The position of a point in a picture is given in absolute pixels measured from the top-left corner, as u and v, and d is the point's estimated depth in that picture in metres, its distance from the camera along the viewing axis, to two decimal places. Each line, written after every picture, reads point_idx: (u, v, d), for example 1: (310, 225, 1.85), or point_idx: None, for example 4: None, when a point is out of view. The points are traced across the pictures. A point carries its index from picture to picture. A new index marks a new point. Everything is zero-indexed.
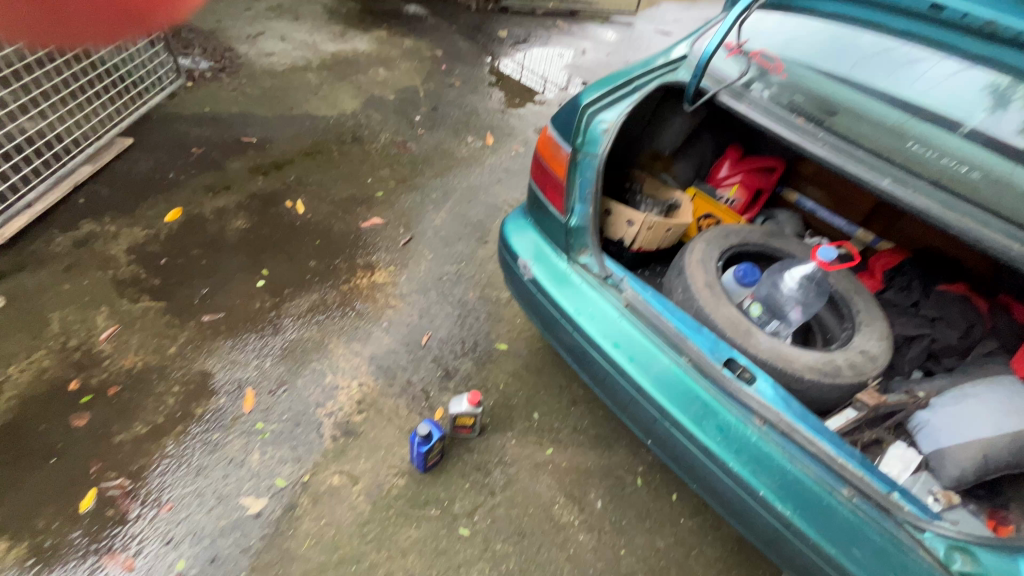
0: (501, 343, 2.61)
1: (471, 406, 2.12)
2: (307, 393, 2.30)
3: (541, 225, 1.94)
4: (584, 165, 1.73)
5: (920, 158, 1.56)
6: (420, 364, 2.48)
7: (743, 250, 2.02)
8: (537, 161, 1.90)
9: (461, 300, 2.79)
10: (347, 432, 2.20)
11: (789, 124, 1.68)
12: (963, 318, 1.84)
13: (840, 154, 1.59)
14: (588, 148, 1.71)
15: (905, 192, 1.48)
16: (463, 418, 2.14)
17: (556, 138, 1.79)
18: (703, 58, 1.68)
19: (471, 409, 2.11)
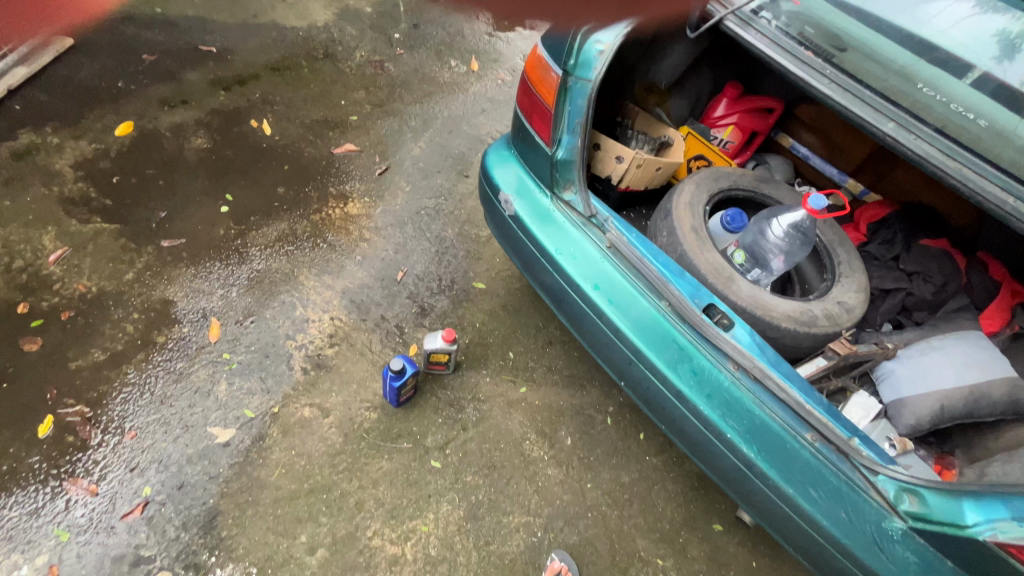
0: (479, 282, 2.55)
1: (446, 343, 2.08)
2: (277, 324, 2.23)
3: (525, 158, 1.82)
4: (574, 92, 1.59)
5: (926, 103, 1.48)
6: (394, 300, 2.41)
7: (731, 195, 1.96)
8: (524, 85, 1.75)
9: (439, 236, 2.68)
10: (318, 365, 2.16)
11: (796, 58, 1.56)
12: (941, 273, 1.85)
13: (846, 94, 1.50)
14: (580, 72, 1.56)
15: (907, 138, 1.42)
16: (438, 355, 2.12)
17: (546, 59, 1.62)
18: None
19: (446, 346, 2.08)
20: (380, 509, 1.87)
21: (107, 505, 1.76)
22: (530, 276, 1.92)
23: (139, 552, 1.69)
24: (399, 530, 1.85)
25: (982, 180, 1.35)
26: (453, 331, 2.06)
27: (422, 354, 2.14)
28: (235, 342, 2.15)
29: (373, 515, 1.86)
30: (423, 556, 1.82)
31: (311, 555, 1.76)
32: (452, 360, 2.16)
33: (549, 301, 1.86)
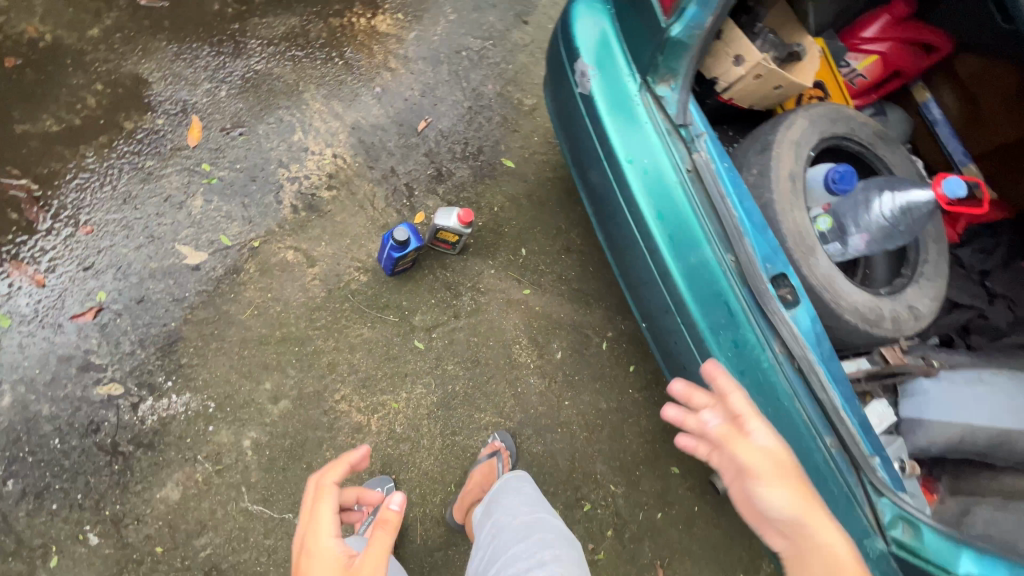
0: (508, 160, 2.22)
1: (460, 225, 1.81)
2: (269, 145, 1.89)
3: (623, 20, 1.38)
4: None
5: None
6: (410, 153, 2.07)
7: (842, 145, 1.60)
8: None
9: (476, 90, 2.25)
10: (311, 207, 1.88)
11: None
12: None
13: None
14: None
15: None
16: (447, 234, 1.86)
17: None
18: None
19: (459, 227, 1.81)
20: (352, 377, 1.77)
21: (55, 299, 1.59)
22: (580, 174, 1.61)
23: (89, 358, 1.56)
24: (368, 401, 1.77)
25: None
26: (471, 215, 1.78)
27: (430, 227, 1.87)
28: (218, 152, 1.82)
29: (343, 380, 1.76)
30: (388, 431, 1.77)
31: (273, 404, 1.67)
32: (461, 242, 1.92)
33: (595, 211, 1.60)
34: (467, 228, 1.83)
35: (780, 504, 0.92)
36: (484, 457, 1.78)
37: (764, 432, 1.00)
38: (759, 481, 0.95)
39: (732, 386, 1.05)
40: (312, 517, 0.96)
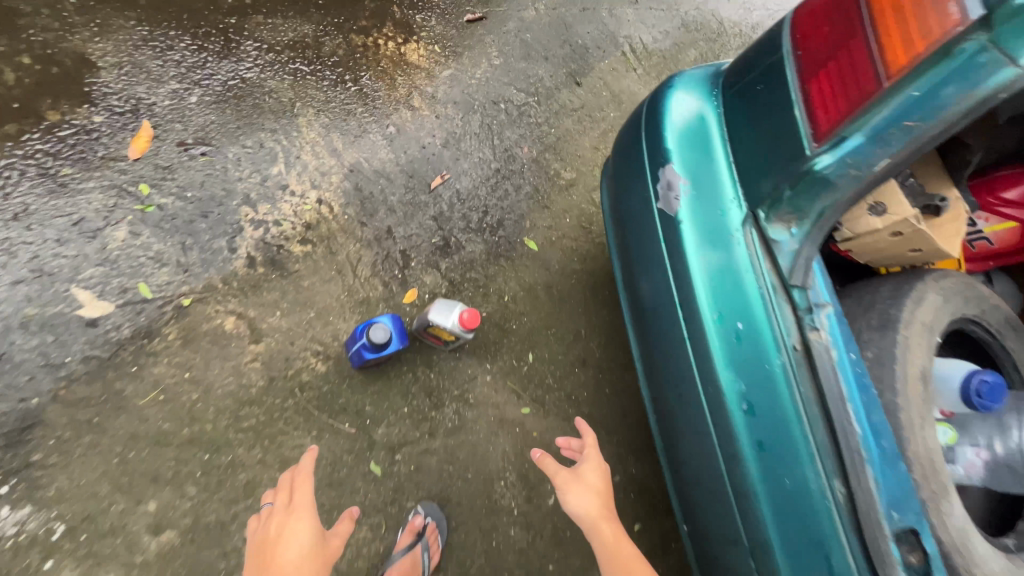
0: (532, 241, 1.83)
1: (460, 328, 1.38)
2: (237, 176, 1.48)
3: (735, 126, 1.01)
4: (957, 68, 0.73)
5: None
6: (414, 213, 1.67)
7: (967, 330, 1.24)
8: None
9: (509, 151, 1.89)
10: (274, 263, 1.46)
11: None
12: None
13: None
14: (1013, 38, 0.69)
15: None
16: (440, 331, 1.43)
17: None
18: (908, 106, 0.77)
19: (457, 330, 1.39)
20: None
21: None
22: (634, 307, 1.22)
23: None
24: None
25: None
26: (475, 321, 1.35)
27: (420, 318, 1.47)
28: (167, 174, 1.42)
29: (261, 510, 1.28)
30: None
31: (152, 537, 1.20)
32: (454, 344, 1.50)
33: (646, 359, 1.20)
34: (467, 333, 1.40)
35: (576, 506, 1.28)
36: (404, 546, 1.37)
37: (591, 471, 1.34)
38: (563, 491, 1.30)
39: (591, 437, 1.42)
40: (302, 481, 1.16)
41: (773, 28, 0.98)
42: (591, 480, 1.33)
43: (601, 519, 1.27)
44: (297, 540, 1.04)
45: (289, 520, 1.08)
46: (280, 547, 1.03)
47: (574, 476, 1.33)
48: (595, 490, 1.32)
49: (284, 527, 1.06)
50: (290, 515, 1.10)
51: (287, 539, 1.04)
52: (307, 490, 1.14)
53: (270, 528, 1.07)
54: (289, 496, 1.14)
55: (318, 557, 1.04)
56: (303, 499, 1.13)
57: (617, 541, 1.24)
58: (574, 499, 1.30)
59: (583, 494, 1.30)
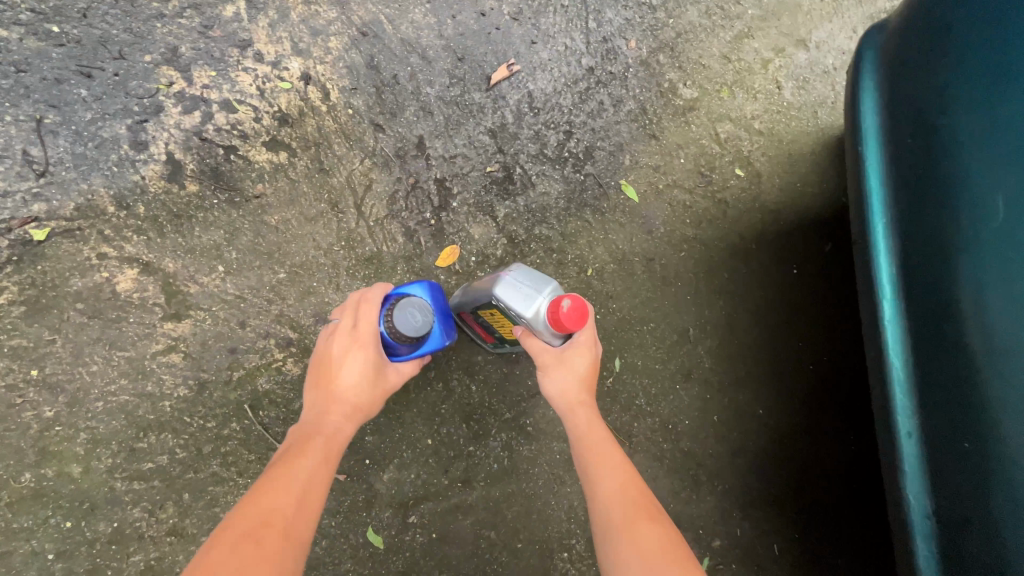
0: (631, 187, 1.19)
1: (542, 331, 0.78)
2: (155, 10, 0.85)
3: None
4: None
5: None
6: (462, 122, 1.02)
7: None
8: None
9: (608, 42, 1.21)
10: (219, 180, 0.85)
11: None
12: None
13: None
14: None
15: None
16: (506, 322, 0.84)
17: None
18: None
19: (541, 333, 0.78)
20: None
21: None
22: (920, 303, 0.72)
23: None
24: None
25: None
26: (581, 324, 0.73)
27: (469, 293, 0.87)
28: (40, 8, 0.82)
29: None
30: None
31: None
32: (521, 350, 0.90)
33: (933, 396, 0.70)
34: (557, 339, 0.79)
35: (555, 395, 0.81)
36: None
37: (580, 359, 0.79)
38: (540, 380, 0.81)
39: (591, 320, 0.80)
40: (367, 297, 0.71)
41: None
42: (580, 367, 0.80)
43: (578, 410, 0.81)
44: (358, 372, 0.69)
45: (351, 347, 0.69)
46: (335, 374, 0.69)
47: (552, 355, 0.79)
48: (577, 377, 0.80)
49: (344, 356, 0.69)
50: (353, 335, 0.69)
51: (344, 368, 0.69)
52: (374, 318, 0.69)
53: (329, 348, 0.70)
54: (354, 312, 0.70)
55: (383, 392, 0.71)
56: (366, 320, 0.69)
57: (596, 442, 0.78)
58: (551, 382, 0.81)
59: (559, 381, 0.80)
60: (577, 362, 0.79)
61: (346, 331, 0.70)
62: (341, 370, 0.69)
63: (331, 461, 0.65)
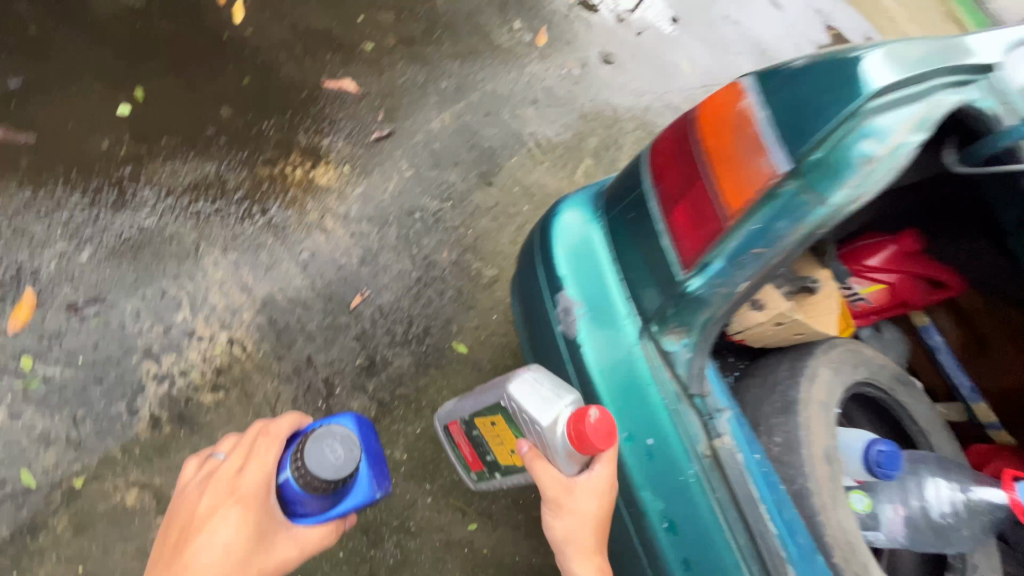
0: (461, 344, 1.83)
1: (555, 458, 1.03)
2: (136, 330, 1.47)
3: (615, 232, 1.08)
4: (780, 208, 0.80)
5: None
6: (336, 337, 1.65)
7: (861, 391, 1.36)
8: (676, 130, 0.94)
9: (428, 258, 1.93)
10: (184, 418, 1.42)
11: None
12: None
13: None
14: (819, 183, 0.77)
15: None
16: (512, 429, 1.14)
17: (758, 135, 0.80)
18: (756, 241, 0.84)
19: (552, 456, 1.03)
20: None
21: None
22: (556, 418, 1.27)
23: None
24: None
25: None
26: (604, 446, 0.96)
27: (486, 398, 1.18)
28: (67, 347, 1.42)
29: None
30: None
31: None
32: (506, 468, 1.24)
33: None
34: (566, 469, 1.04)
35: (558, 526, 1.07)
36: None
37: (589, 500, 1.03)
38: (551, 506, 1.06)
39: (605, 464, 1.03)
40: (259, 456, 1.00)
41: (633, 163, 1.05)
42: (585, 510, 1.04)
43: (578, 545, 1.06)
44: (222, 536, 0.93)
45: (231, 503, 0.95)
46: (207, 529, 0.93)
47: (565, 484, 1.04)
48: (587, 520, 1.04)
49: (224, 513, 0.94)
50: (234, 493, 0.97)
51: (214, 528, 0.93)
52: (262, 472, 0.98)
53: (207, 504, 0.96)
54: (247, 466, 0.98)
55: (250, 550, 0.94)
56: (251, 487, 0.97)
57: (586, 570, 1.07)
58: (560, 517, 1.06)
59: (569, 522, 1.04)
60: (582, 498, 1.03)
61: (233, 494, 0.96)
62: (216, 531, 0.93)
63: None
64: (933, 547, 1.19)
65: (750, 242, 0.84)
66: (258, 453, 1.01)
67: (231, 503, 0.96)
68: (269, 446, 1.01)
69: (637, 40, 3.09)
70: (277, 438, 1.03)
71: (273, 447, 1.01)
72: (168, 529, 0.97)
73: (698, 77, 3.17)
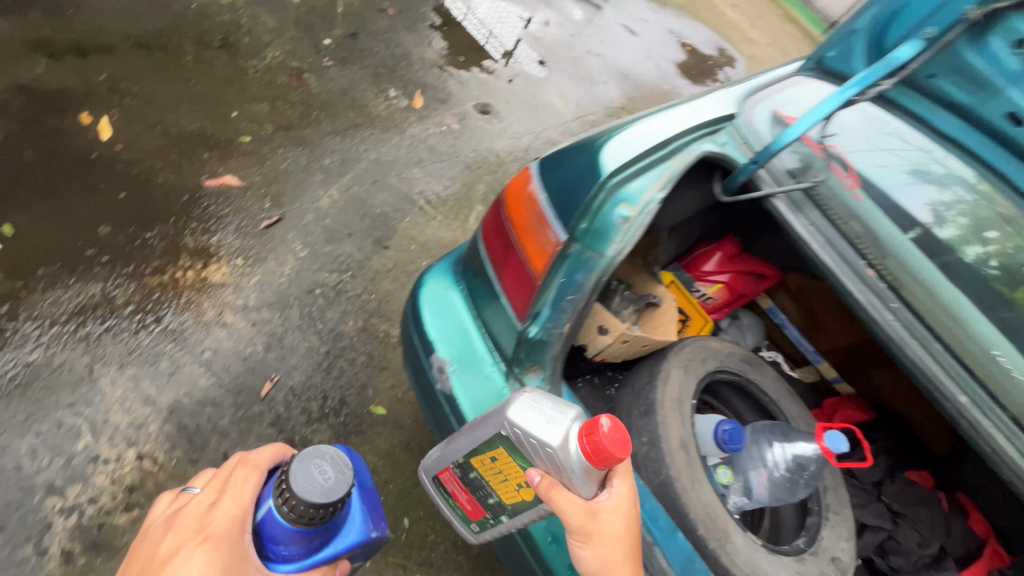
0: (379, 406, 1.91)
1: (573, 479, 0.93)
2: (38, 468, 1.48)
3: (472, 295, 1.26)
4: (574, 263, 1.01)
5: (1003, 377, 1.08)
6: (250, 428, 1.71)
7: (716, 378, 1.56)
8: (496, 212, 1.16)
9: (334, 330, 2.02)
10: (101, 544, 1.43)
11: (856, 273, 1.15)
12: (931, 523, 1.54)
13: (911, 337, 1.10)
14: (593, 241, 0.99)
15: (981, 424, 1.05)
16: (517, 462, 1.02)
17: (544, 212, 1.03)
18: (565, 290, 1.03)
19: (570, 478, 0.94)
20: None
21: None
22: None
23: None
24: None
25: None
26: (622, 457, 0.88)
27: (481, 432, 1.05)
28: None
29: None
30: None
31: None
32: (513, 509, 1.09)
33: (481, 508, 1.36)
34: (583, 493, 0.95)
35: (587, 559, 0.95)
36: None
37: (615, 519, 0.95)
38: (578, 539, 0.95)
39: (621, 473, 0.99)
40: (234, 488, 0.85)
41: (475, 240, 1.26)
42: (613, 533, 0.95)
43: None
44: None
45: (196, 546, 0.79)
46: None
47: (587, 510, 0.94)
48: (618, 544, 0.94)
49: (187, 556, 0.78)
50: (200, 533, 0.80)
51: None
52: (236, 506, 0.83)
53: (169, 548, 0.80)
54: (223, 498, 0.84)
55: None
56: (223, 521, 0.81)
57: None
58: (588, 547, 0.95)
59: (600, 551, 0.94)
60: (607, 518, 0.95)
61: (201, 533, 0.80)
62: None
63: None
64: (788, 498, 1.44)
65: (561, 292, 1.03)
66: (235, 483, 0.86)
67: (196, 543, 0.79)
68: (245, 474, 0.86)
69: (510, 87, 3.37)
70: (261, 465, 0.88)
71: (253, 476, 0.87)
72: (128, 569, 0.81)
73: (571, 111, 3.49)
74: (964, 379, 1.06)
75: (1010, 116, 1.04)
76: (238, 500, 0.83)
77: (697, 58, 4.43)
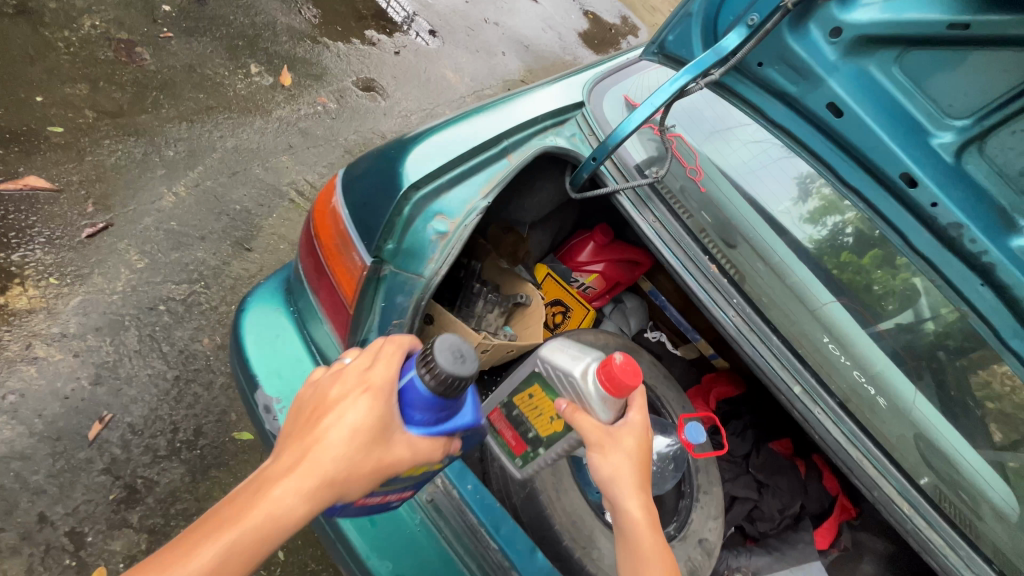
0: (245, 431, 1.70)
1: (594, 395, 0.93)
2: None
3: (302, 322, 1.11)
4: (392, 285, 0.89)
5: (831, 360, 1.14)
6: (76, 478, 1.49)
7: None
8: (309, 236, 1.02)
9: (185, 351, 1.76)
10: None
11: (702, 271, 1.14)
12: (791, 490, 1.63)
13: (751, 334, 1.12)
14: (407, 260, 0.89)
15: (814, 412, 1.09)
16: (549, 397, 1.04)
17: (350, 233, 0.91)
18: (388, 313, 0.90)
19: (590, 395, 0.93)
20: None
21: None
22: None
23: None
24: None
25: (946, 530, 1.05)
26: (634, 384, 0.89)
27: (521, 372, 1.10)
28: None
29: None
30: None
31: None
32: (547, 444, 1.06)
33: None
34: (602, 415, 0.93)
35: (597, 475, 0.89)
36: None
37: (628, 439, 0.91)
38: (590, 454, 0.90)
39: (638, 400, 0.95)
40: (388, 350, 0.75)
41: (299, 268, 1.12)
42: (628, 450, 0.90)
43: (624, 498, 0.86)
44: (357, 425, 0.66)
45: (358, 392, 0.69)
46: (327, 419, 0.67)
47: (602, 429, 0.91)
48: (631, 461, 0.89)
49: (348, 398, 0.69)
50: (364, 381, 0.70)
51: (338, 416, 0.67)
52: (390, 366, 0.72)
53: (331, 389, 0.70)
54: (377, 358, 0.73)
55: (377, 458, 0.67)
56: (382, 377, 0.71)
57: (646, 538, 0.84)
58: (598, 462, 0.89)
59: (610, 464, 0.88)
60: (622, 437, 0.90)
61: (367, 381, 0.71)
62: (345, 420, 0.66)
63: (262, 539, 0.59)
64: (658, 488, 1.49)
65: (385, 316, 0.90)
66: (392, 347, 0.75)
67: (358, 390, 0.70)
68: (399, 343, 0.76)
69: (398, 59, 3.08)
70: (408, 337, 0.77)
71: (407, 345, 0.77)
72: (291, 409, 0.72)
73: (468, 85, 3.27)
74: (796, 369, 1.10)
75: (831, 104, 1.05)
76: (397, 361, 0.73)
77: (599, 27, 4.35)
